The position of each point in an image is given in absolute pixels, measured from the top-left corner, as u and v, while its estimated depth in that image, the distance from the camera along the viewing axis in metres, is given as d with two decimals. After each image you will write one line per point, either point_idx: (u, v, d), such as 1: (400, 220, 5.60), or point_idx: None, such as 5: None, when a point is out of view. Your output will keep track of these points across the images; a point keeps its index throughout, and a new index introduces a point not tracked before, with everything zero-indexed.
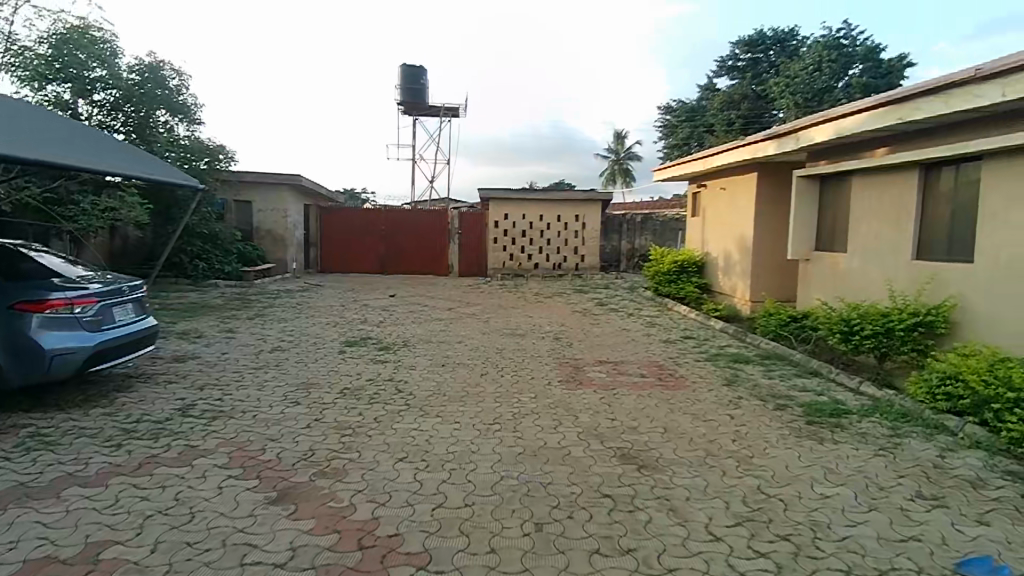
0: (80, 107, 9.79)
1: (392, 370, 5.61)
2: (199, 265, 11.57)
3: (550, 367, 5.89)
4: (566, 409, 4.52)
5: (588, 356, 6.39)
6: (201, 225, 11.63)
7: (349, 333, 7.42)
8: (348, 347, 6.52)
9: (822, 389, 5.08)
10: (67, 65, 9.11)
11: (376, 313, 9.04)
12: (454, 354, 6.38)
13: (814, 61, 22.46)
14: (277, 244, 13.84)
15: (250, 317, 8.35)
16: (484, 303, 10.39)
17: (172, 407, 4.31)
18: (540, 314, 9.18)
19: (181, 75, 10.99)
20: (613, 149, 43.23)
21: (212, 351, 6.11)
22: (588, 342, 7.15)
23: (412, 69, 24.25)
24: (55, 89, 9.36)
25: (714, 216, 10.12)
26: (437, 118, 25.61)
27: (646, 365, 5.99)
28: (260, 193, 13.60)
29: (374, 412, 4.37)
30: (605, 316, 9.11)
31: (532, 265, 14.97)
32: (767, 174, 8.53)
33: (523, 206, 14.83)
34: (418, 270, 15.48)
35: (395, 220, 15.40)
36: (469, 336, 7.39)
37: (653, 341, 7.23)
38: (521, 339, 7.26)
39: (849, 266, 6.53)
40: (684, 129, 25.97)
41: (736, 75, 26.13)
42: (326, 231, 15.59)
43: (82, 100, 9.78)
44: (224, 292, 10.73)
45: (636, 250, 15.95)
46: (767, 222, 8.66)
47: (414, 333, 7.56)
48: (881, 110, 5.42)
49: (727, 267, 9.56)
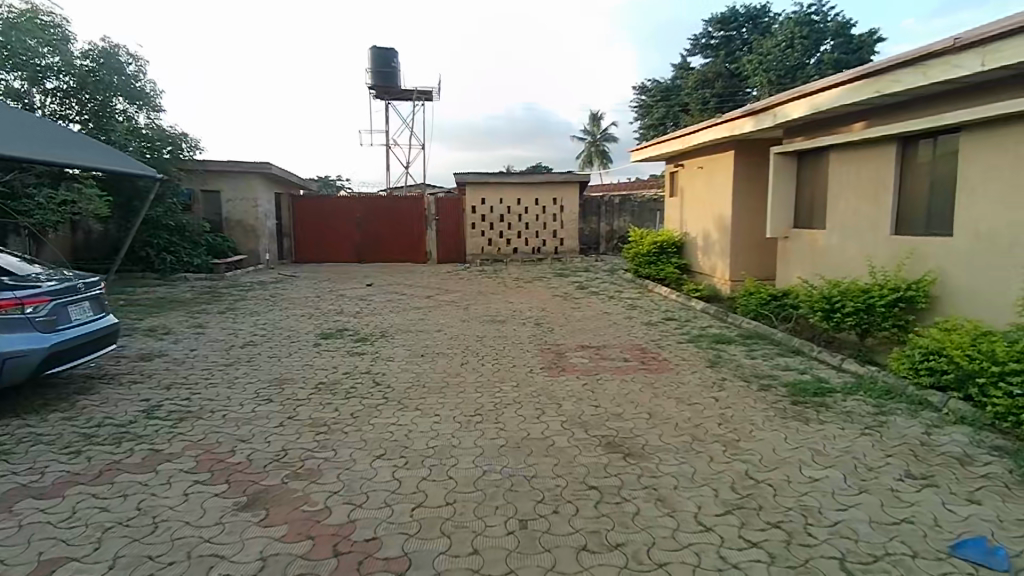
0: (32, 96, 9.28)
1: (369, 362, 5.45)
2: (167, 258, 11.19)
3: (532, 354, 5.78)
4: (549, 397, 4.42)
5: (570, 341, 6.28)
6: (167, 216, 11.23)
7: (324, 324, 7.21)
8: (324, 340, 6.33)
9: (805, 368, 5.05)
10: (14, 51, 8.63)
11: (352, 303, 8.82)
12: (433, 343, 6.23)
13: (786, 38, 22.46)
14: (249, 235, 13.46)
15: (221, 310, 8.08)
16: (463, 290, 10.22)
17: (136, 409, 4.09)
18: (521, 299, 9.05)
19: (138, 59, 10.48)
20: (589, 130, 43.04)
21: (180, 348, 5.86)
22: (569, 327, 7.04)
23: (381, 52, 23.68)
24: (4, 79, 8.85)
25: (692, 196, 10.05)
26: (410, 102, 25.13)
27: (629, 348, 5.91)
28: (229, 183, 13.18)
29: (350, 406, 4.22)
30: (586, 299, 9.01)
31: (510, 249, 14.82)
32: (744, 152, 8.46)
33: (500, 190, 14.63)
34: (396, 258, 15.23)
35: (369, 207, 15.09)
36: (448, 325, 7.24)
37: (635, 324, 7.16)
38: (502, 326, 7.13)
39: (828, 243, 6.51)
40: (659, 109, 25.90)
41: (710, 54, 26.04)
42: (299, 221, 15.22)
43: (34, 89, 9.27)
44: (194, 285, 10.40)
45: (614, 232, 15.89)
46: (745, 200, 8.62)
47: (391, 323, 7.38)
48: (859, 83, 5.34)
49: (706, 247, 9.52)
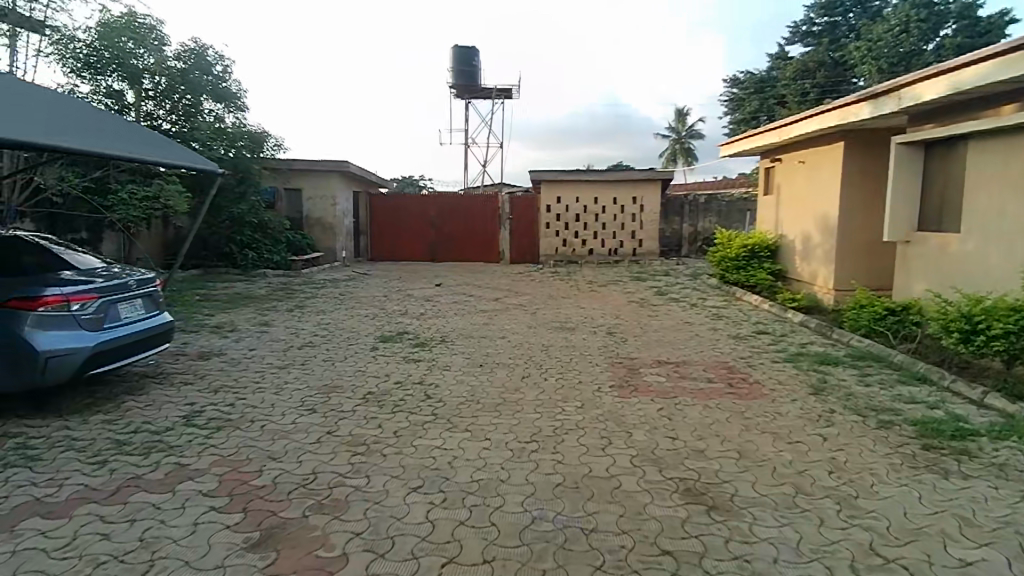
0: (128, 96, 9.68)
1: (424, 371, 5.06)
2: (249, 254, 11.47)
3: (602, 368, 5.19)
4: (618, 424, 3.83)
5: (646, 355, 5.63)
6: (251, 214, 11.19)
7: (386, 326, 6.95)
8: (382, 344, 6.04)
9: (936, 403, 4.14)
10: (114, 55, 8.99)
11: (418, 304, 8.56)
12: (495, 352, 5.77)
13: (900, 22, 20.26)
14: (326, 232, 13.64)
15: (289, 308, 8.04)
16: (533, 293, 9.73)
17: (178, 414, 3.92)
18: (593, 305, 8.44)
19: (225, 59, 10.63)
20: (674, 128, 41.35)
21: (239, 347, 5.75)
22: (645, 338, 6.37)
23: (464, 50, 23.66)
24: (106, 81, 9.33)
25: (790, 194, 9.04)
26: (489, 101, 24.95)
27: (714, 367, 5.18)
28: (310, 181, 13.40)
29: (395, 423, 3.83)
30: (665, 306, 8.26)
31: (586, 250, 14.19)
32: (856, 144, 7.42)
33: (577, 189, 14.03)
34: (469, 257, 14.99)
35: (444, 205, 14.94)
36: (512, 331, 6.76)
37: (721, 337, 6.38)
38: (571, 335, 6.57)
39: (964, 248, 5.45)
40: (752, 102, 24.27)
41: (811, 42, 24.03)
42: (376, 219, 15.34)
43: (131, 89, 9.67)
44: (270, 282, 10.57)
45: (699, 233, 14.87)
46: (855, 198, 7.56)
47: (454, 327, 7.00)
48: (1013, 55, 4.35)
49: (806, 251, 8.49)
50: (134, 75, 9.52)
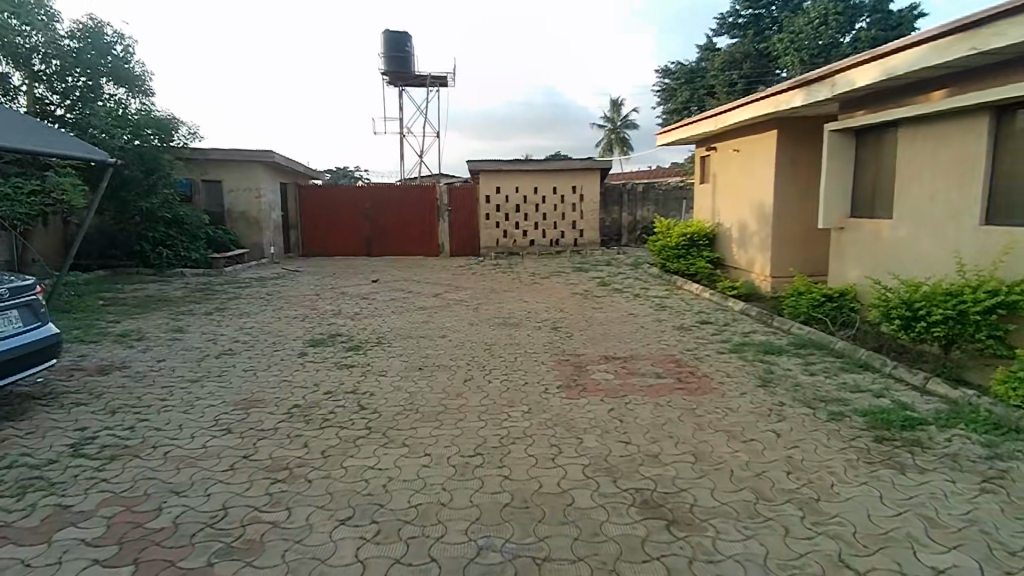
0: (13, 79, 8.61)
1: (358, 378, 4.66)
2: (163, 252, 10.53)
3: (547, 367, 4.94)
4: (568, 430, 3.59)
5: (592, 351, 5.43)
6: (163, 209, 10.43)
7: (316, 328, 6.45)
8: (311, 348, 5.57)
9: (880, 391, 4.15)
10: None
11: (351, 302, 8.07)
12: (435, 354, 5.42)
13: (819, 16, 21.02)
14: (252, 227, 12.80)
15: (208, 311, 7.39)
16: (474, 287, 9.41)
17: (64, 442, 3.37)
18: (536, 298, 8.21)
19: (126, 38, 9.58)
20: (609, 118, 41.83)
21: (146, 358, 5.15)
22: (590, 332, 6.18)
23: (395, 36, 22.88)
24: None
25: (726, 183, 9.10)
26: (423, 89, 24.27)
27: (662, 361, 5.04)
28: (231, 172, 12.51)
29: (324, 440, 3.44)
30: (609, 298, 8.15)
31: (527, 241, 13.98)
32: (789, 132, 7.49)
33: (516, 179, 13.76)
34: (407, 251, 14.49)
35: (378, 197, 14.35)
36: (452, 330, 6.42)
37: (666, 329, 6.28)
38: (514, 332, 6.30)
39: (897, 234, 5.54)
40: (683, 92, 24.72)
41: (737, 34, 24.64)
42: (306, 212, 14.56)
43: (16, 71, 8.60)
44: (188, 282, 9.77)
45: (637, 222, 14.95)
46: (789, 185, 7.65)
47: (391, 326, 6.59)
48: (946, 41, 4.38)
49: (743, 239, 8.56)
50: (19, 55, 8.43)
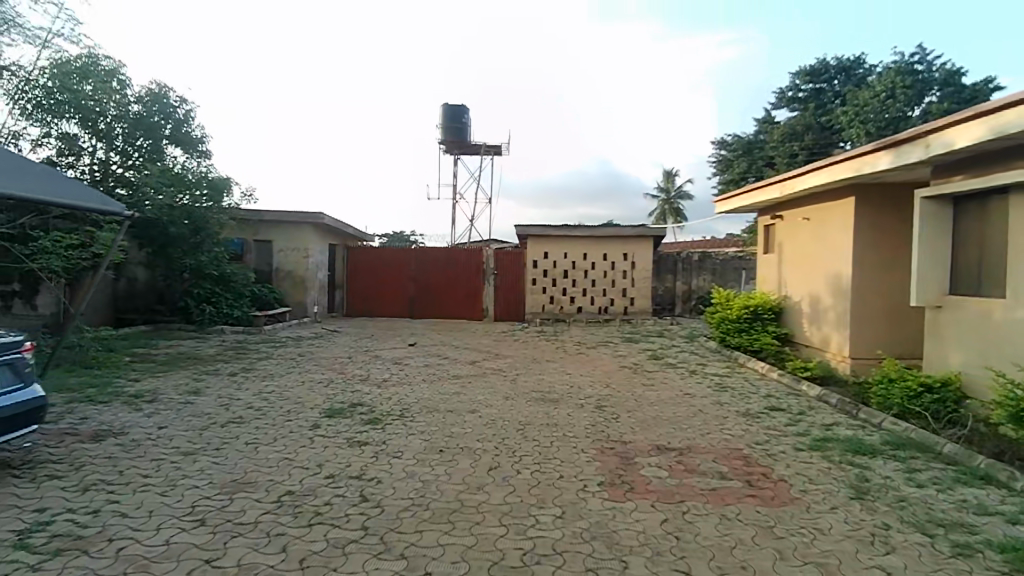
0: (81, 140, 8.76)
1: (368, 459, 4.05)
2: (206, 309, 10.41)
3: (588, 457, 4.20)
4: (609, 548, 2.84)
5: (641, 438, 4.66)
6: (211, 266, 10.42)
7: (338, 396, 5.95)
8: (326, 420, 5.03)
9: (1017, 515, 3.21)
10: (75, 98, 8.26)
11: (382, 368, 7.58)
12: (460, 433, 4.77)
13: (885, 89, 20.32)
14: (297, 286, 12.75)
15: (233, 372, 7.04)
16: (515, 356, 8.79)
17: (13, 526, 2.90)
18: (580, 371, 7.50)
19: (189, 103, 9.88)
20: (662, 188, 41.58)
21: (149, 423, 4.74)
22: (640, 415, 5.42)
23: (454, 108, 23.57)
24: (59, 124, 8.46)
25: (795, 253, 8.32)
26: (478, 158, 24.69)
27: (726, 457, 4.22)
28: (281, 232, 12.62)
29: (307, 544, 2.82)
30: (661, 374, 7.35)
31: (574, 309, 13.36)
32: (867, 199, 6.76)
33: (566, 244, 13.32)
34: (450, 314, 14.11)
35: (425, 259, 14.17)
36: (484, 404, 5.77)
37: (729, 415, 5.44)
38: (553, 410, 5.59)
39: (1012, 316, 4.65)
40: (741, 163, 24.19)
41: (796, 107, 24.18)
42: (353, 273, 14.52)
43: (85, 133, 8.77)
44: (225, 339, 9.58)
45: (693, 292, 14.14)
46: (869, 256, 6.83)
47: (418, 397, 6.02)
48: None
49: (815, 315, 7.69)
50: (90, 117, 8.65)
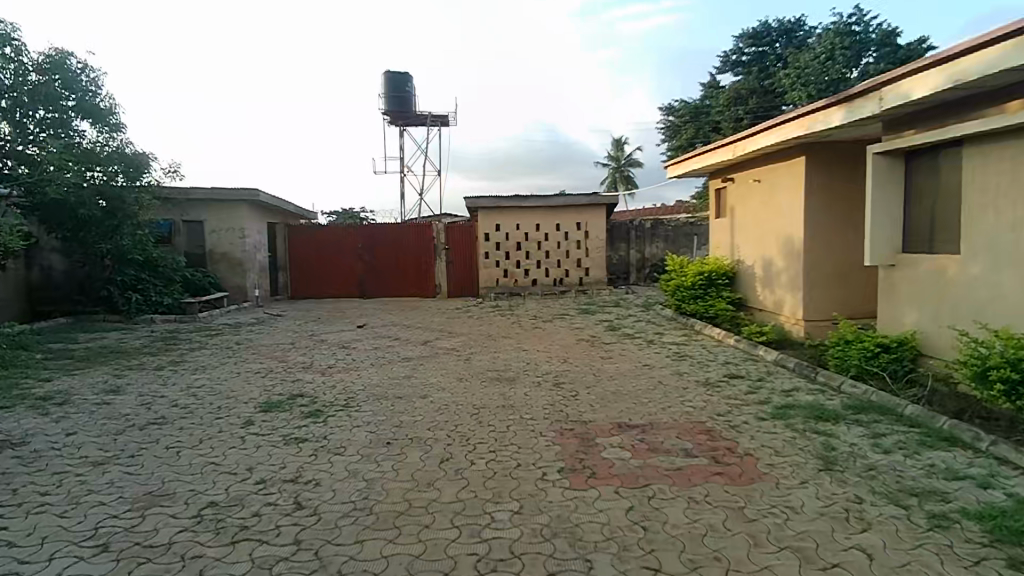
0: None
1: (306, 458, 3.66)
2: (133, 297, 9.63)
3: (547, 440, 3.94)
4: (573, 546, 2.59)
5: (603, 416, 4.43)
6: (136, 250, 9.65)
7: (277, 387, 5.50)
8: (262, 415, 4.59)
9: (986, 479, 3.14)
10: None
11: (328, 352, 7.13)
12: (410, 421, 4.43)
13: (825, 51, 20.52)
14: (235, 269, 11.99)
15: (161, 365, 6.45)
16: (469, 333, 8.46)
17: None
18: (537, 346, 7.24)
19: (95, 69, 8.89)
20: (612, 156, 41.54)
21: (54, 429, 4.18)
22: (599, 390, 5.20)
23: (397, 76, 22.62)
24: None
25: (747, 216, 8.23)
26: (424, 129, 23.87)
27: (689, 432, 4.04)
28: (213, 211, 11.77)
29: (226, 569, 2.45)
30: (619, 345, 7.17)
31: (529, 281, 13.09)
32: (819, 159, 6.66)
33: (518, 216, 12.96)
34: (401, 292, 13.63)
35: (372, 236, 13.58)
36: (437, 388, 5.43)
37: (689, 386, 5.28)
38: (509, 390, 5.31)
39: (967, 272, 4.61)
40: (688, 129, 24.24)
41: (740, 71, 24.32)
42: (296, 252, 13.81)
43: None
44: (154, 330, 8.86)
45: (646, 260, 14.10)
46: (821, 217, 6.77)
47: (366, 383, 5.64)
48: None
49: (768, 277, 7.64)
50: None
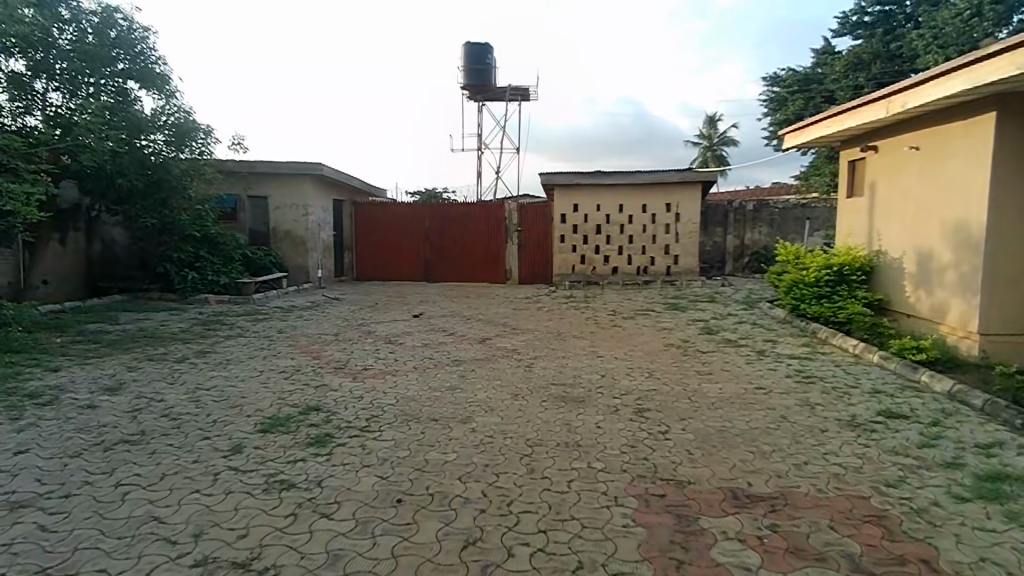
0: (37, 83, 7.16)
1: (279, 523, 2.60)
2: (189, 275, 9.16)
3: (627, 518, 2.66)
4: None
5: (708, 477, 3.08)
6: (192, 227, 9.31)
7: (294, 393, 4.54)
8: (257, 438, 3.61)
9: None
10: (23, 36, 6.60)
11: (369, 348, 6.16)
12: (437, 464, 3.27)
13: (970, 6, 16.98)
14: (297, 248, 11.41)
15: (184, 356, 5.72)
16: (536, 330, 7.25)
17: None
18: (615, 352, 5.90)
19: (150, 31, 8.36)
20: (704, 135, 38.66)
21: (6, 444, 3.39)
22: (700, 427, 3.83)
23: (477, 48, 21.51)
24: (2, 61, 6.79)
25: (897, 195, 6.43)
26: (504, 104, 22.60)
27: (848, 522, 2.62)
28: (277, 185, 11.20)
29: None
30: (719, 356, 5.71)
31: (609, 269, 11.68)
32: (1016, 115, 4.87)
33: (599, 195, 11.52)
34: (468, 277, 12.66)
35: (440, 216, 12.64)
36: (483, 408, 4.25)
37: (828, 427, 3.79)
38: (576, 418, 4.04)
39: None
40: (795, 102, 21.44)
41: (861, 34, 21.09)
42: (361, 232, 13.16)
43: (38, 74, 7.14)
44: (202, 312, 8.30)
45: (745, 247, 12.28)
46: (1013, 195, 4.97)
47: (398, 394, 4.58)
48: None
49: (925, 275, 5.90)
50: (37, 51, 7.01)
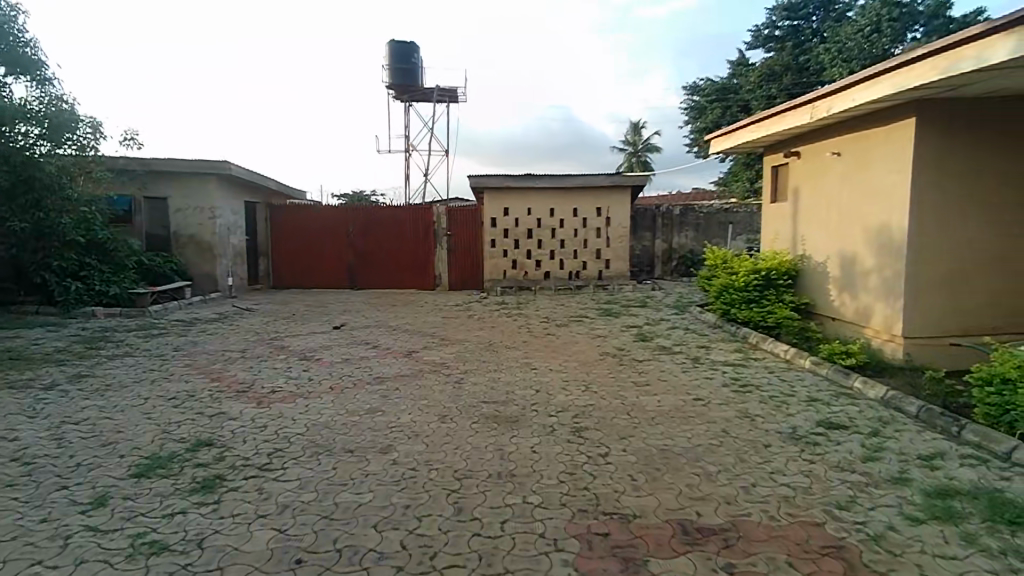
0: None
1: None
2: (72, 285, 8.11)
3: (568, 568, 2.30)
4: None
5: (655, 508, 2.79)
6: (76, 231, 8.25)
7: (183, 425, 3.90)
8: (128, 486, 3.01)
9: None
10: None
11: (280, 367, 5.54)
12: (349, 508, 2.80)
13: (870, 23, 18.21)
14: (204, 254, 10.44)
15: (54, 383, 4.89)
16: (466, 340, 6.84)
17: None
18: (549, 364, 5.59)
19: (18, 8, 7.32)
20: (629, 141, 39.54)
21: None
22: (642, 447, 3.56)
23: (402, 46, 20.84)
24: None
25: (820, 200, 6.51)
26: (431, 105, 22.06)
27: (807, 556, 2.39)
28: (179, 185, 10.21)
29: None
30: (656, 364, 5.52)
31: (540, 274, 11.44)
32: (933, 123, 4.96)
33: (529, 198, 11.27)
34: (394, 283, 12.07)
35: (364, 219, 11.99)
36: (406, 434, 3.81)
37: (771, 442, 3.61)
38: (508, 442, 3.67)
39: None
40: (715, 110, 22.17)
41: (773, 47, 21.99)
42: (278, 236, 12.29)
43: None
44: (87, 327, 7.32)
45: (673, 251, 12.41)
46: (932, 201, 5.06)
47: (309, 421, 4.04)
48: None
49: (849, 279, 5.97)
50: None
